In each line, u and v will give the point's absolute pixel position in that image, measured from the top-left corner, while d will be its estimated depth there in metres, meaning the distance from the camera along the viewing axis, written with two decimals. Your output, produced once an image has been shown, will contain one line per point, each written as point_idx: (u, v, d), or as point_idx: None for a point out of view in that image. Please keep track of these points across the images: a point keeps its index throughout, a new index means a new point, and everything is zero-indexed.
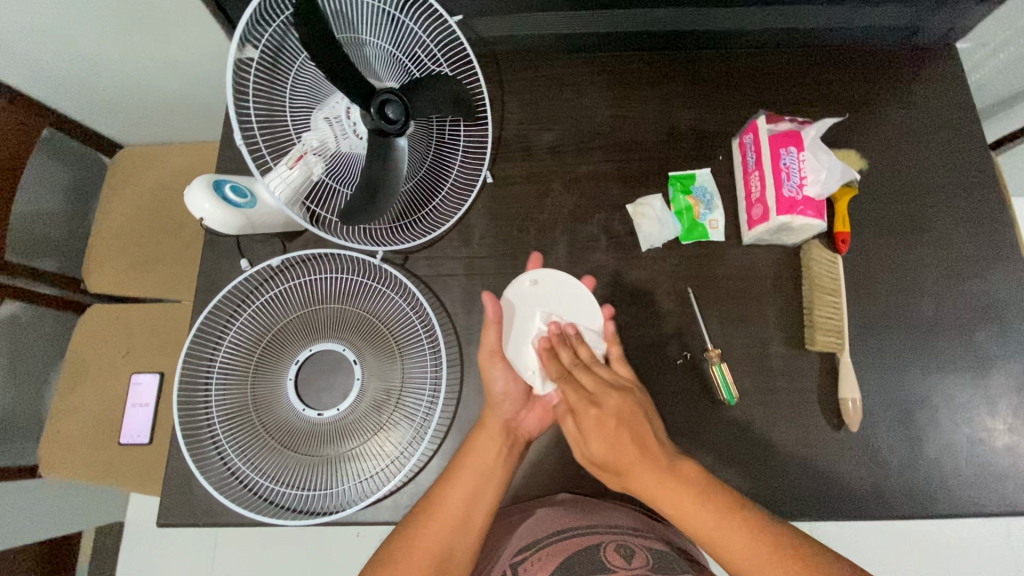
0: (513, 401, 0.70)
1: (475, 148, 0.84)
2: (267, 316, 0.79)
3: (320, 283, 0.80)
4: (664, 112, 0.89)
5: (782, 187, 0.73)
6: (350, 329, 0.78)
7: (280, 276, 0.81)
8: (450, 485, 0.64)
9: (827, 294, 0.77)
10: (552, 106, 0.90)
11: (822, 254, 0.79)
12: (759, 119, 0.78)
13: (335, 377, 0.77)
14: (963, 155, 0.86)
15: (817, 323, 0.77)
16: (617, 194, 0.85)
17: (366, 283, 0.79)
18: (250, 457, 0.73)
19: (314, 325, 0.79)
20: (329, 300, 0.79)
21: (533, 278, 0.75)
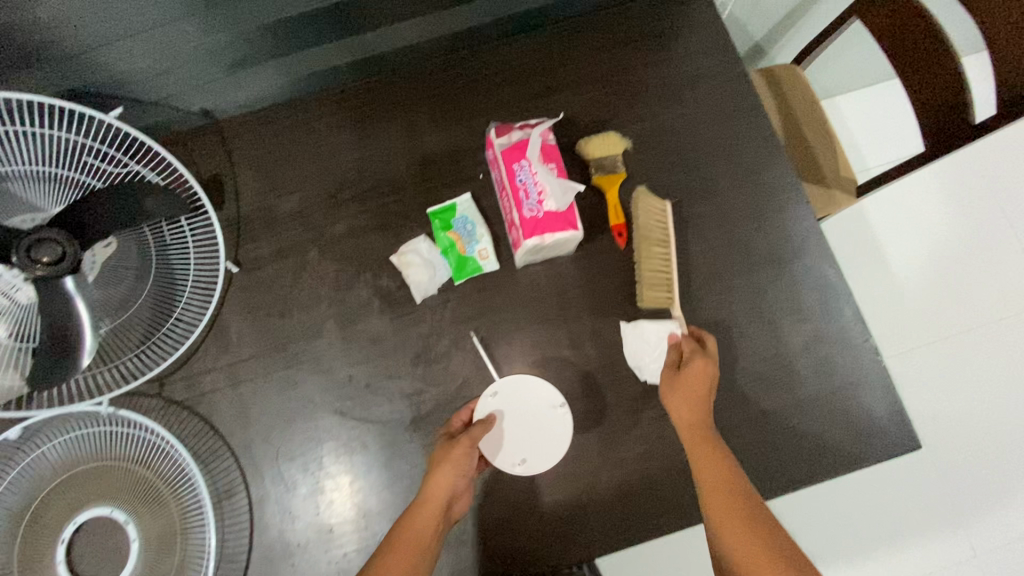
0: (462, 476, 0.63)
1: (205, 243, 0.74)
2: (15, 501, 0.68)
3: (67, 444, 0.70)
4: (412, 138, 0.80)
5: (523, 207, 0.66)
6: (113, 486, 0.69)
7: (21, 450, 0.70)
8: (391, 555, 0.58)
9: (658, 247, 0.74)
10: (290, 165, 0.80)
11: (651, 204, 0.75)
12: (490, 133, 0.70)
13: (108, 545, 0.68)
14: (727, 103, 0.80)
15: (645, 279, 0.73)
16: (379, 245, 0.77)
17: (116, 432, 0.70)
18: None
19: (74, 494, 0.69)
20: (80, 461, 0.70)
21: (493, 390, 0.70)
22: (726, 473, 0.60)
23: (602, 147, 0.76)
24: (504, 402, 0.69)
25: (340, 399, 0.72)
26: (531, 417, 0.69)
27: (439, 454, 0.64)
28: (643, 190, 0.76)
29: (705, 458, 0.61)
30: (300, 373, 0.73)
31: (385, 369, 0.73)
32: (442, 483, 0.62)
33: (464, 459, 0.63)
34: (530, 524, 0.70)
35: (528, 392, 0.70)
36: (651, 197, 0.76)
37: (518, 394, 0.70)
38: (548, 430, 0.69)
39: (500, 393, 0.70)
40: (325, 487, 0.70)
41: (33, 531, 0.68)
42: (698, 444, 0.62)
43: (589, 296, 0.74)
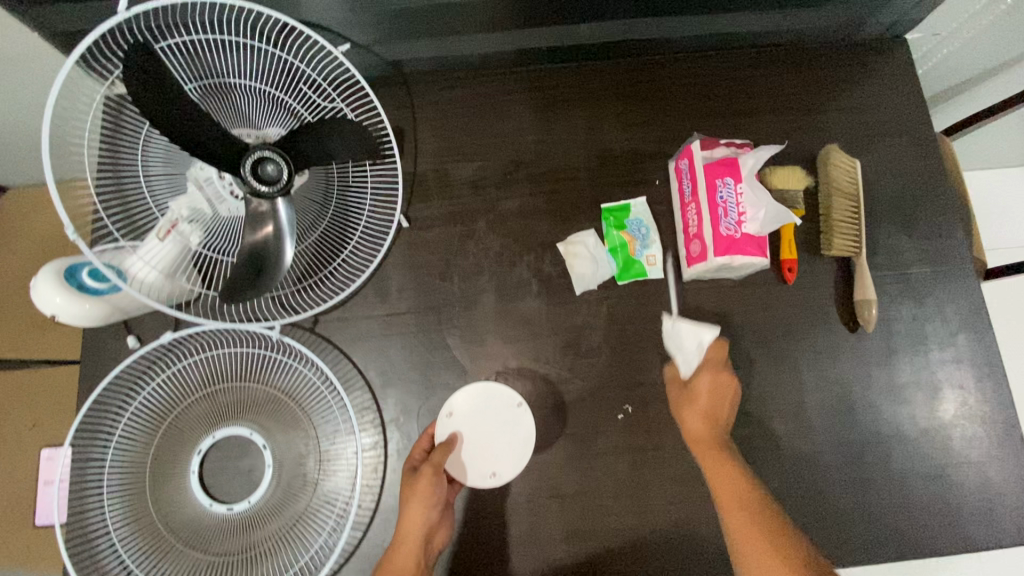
0: (436, 507, 0.61)
1: (385, 190, 0.74)
2: (163, 403, 0.70)
3: (218, 359, 0.71)
4: (595, 132, 0.81)
5: (719, 224, 0.66)
6: (256, 409, 0.71)
7: (171, 355, 0.72)
8: None
9: (846, 199, 0.75)
10: (473, 134, 0.80)
11: (843, 158, 0.76)
12: (694, 144, 0.70)
13: (242, 465, 0.70)
14: (913, 163, 0.80)
15: (835, 228, 0.74)
16: (547, 230, 0.77)
17: (269, 356, 0.71)
18: (153, 565, 0.65)
19: (218, 408, 0.71)
20: (228, 379, 0.71)
21: (447, 410, 0.67)
22: (742, 499, 0.58)
23: (789, 181, 0.76)
24: (462, 421, 0.67)
25: (487, 372, 0.73)
26: (495, 431, 0.67)
27: (405, 490, 0.62)
28: (833, 146, 0.77)
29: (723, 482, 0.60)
30: (451, 338, 0.74)
31: (535, 352, 0.74)
32: (416, 517, 0.60)
33: (428, 492, 0.61)
34: (652, 533, 0.70)
35: (486, 404, 0.67)
36: (841, 152, 0.77)
37: (477, 408, 0.67)
38: (512, 437, 0.66)
39: (457, 412, 0.67)
40: None
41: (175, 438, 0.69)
42: (723, 469, 0.61)
43: (747, 324, 0.75)
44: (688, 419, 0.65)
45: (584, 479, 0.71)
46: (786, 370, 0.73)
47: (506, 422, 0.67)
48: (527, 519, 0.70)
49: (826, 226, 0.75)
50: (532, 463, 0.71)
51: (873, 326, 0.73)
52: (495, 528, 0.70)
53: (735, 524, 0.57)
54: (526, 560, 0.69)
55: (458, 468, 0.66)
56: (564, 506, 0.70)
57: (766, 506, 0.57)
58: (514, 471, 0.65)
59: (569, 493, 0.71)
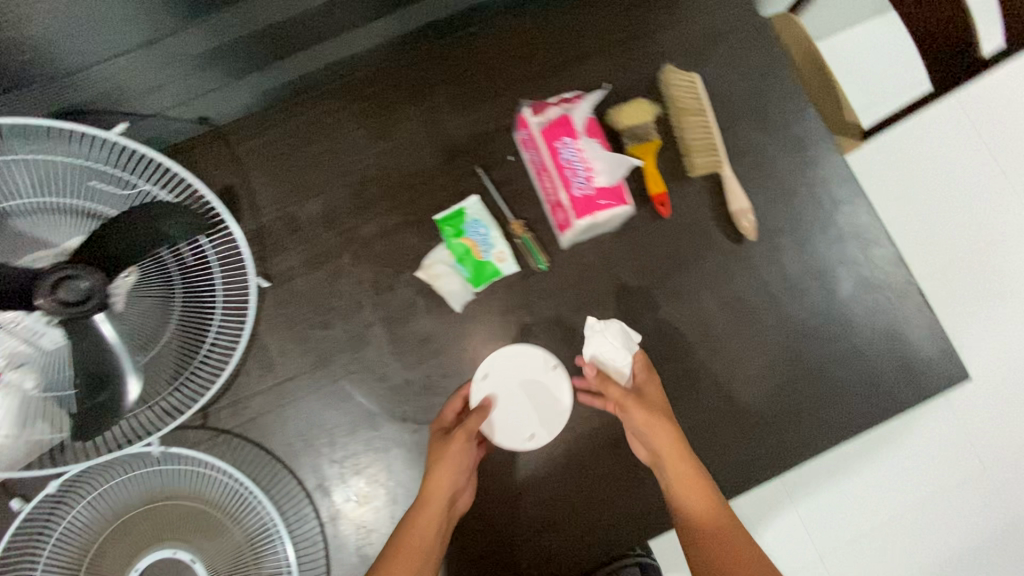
0: (462, 472, 0.62)
1: (231, 260, 0.70)
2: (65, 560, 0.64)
3: (114, 492, 0.66)
4: (433, 127, 0.76)
5: (572, 185, 0.64)
6: (173, 527, 0.66)
7: (62, 505, 0.65)
8: (399, 558, 0.56)
9: (697, 117, 0.73)
10: (308, 168, 0.75)
11: (681, 76, 0.74)
12: (525, 112, 0.67)
13: None
14: (753, 57, 0.78)
15: (692, 148, 0.73)
16: (414, 242, 0.73)
17: (167, 470, 0.67)
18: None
19: (133, 538, 0.66)
20: (133, 505, 0.66)
21: (484, 371, 0.69)
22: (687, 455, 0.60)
23: (636, 115, 0.74)
24: (495, 382, 0.69)
25: (398, 405, 0.70)
26: (540, 386, 0.70)
27: (440, 447, 0.63)
28: (669, 67, 0.75)
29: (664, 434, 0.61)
30: (353, 385, 0.70)
31: (439, 369, 0.71)
32: (441, 484, 0.61)
33: (468, 451, 0.63)
34: (605, 506, 0.69)
35: (517, 364, 0.70)
36: (678, 71, 0.75)
37: (509, 366, 0.70)
38: (535, 399, 0.70)
39: (492, 372, 0.69)
40: (392, 498, 0.68)
41: None
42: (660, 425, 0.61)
43: (636, 270, 0.74)
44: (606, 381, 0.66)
45: (527, 477, 0.69)
46: (688, 303, 0.73)
47: (533, 386, 0.70)
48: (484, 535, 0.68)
49: (684, 150, 0.74)
50: (471, 479, 0.69)
51: (755, 233, 0.73)
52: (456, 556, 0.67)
53: (672, 462, 0.60)
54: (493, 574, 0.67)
55: (494, 425, 0.68)
56: (515, 508, 0.69)
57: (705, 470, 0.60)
58: (550, 431, 0.69)
59: (515, 495, 0.69)
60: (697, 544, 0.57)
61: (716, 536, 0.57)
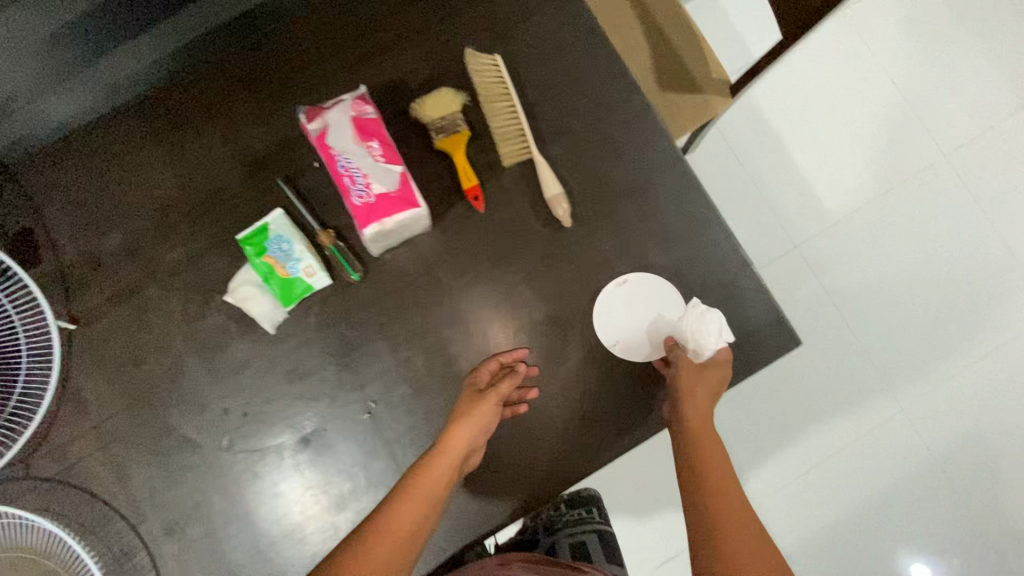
0: (483, 430, 0.65)
1: (29, 306, 0.66)
2: None
3: None
4: (230, 140, 0.72)
5: (351, 194, 0.61)
6: None
7: None
8: (410, 496, 0.60)
9: (503, 102, 0.71)
10: (105, 198, 0.72)
11: (483, 61, 0.72)
12: (303, 120, 0.64)
13: None
14: (564, 27, 0.73)
15: (499, 136, 0.71)
16: (222, 266, 0.70)
17: None
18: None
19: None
20: None
21: (624, 280, 0.70)
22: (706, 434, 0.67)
23: (440, 108, 0.70)
24: (626, 296, 0.70)
25: (218, 435, 0.68)
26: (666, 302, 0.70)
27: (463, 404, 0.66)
28: (471, 50, 0.72)
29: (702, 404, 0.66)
30: (174, 418, 0.69)
31: (259, 394, 0.69)
32: (465, 435, 0.63)
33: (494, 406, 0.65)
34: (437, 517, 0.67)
35: (652, 290, 0.70)
36: (481, 54, 0.72)
37: (628, 297, 0.70)
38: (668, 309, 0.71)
39: (629, 283, 0.70)
40: (220, 527, 0.67)
41: None
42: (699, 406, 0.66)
43: (455, 270, 0.71)
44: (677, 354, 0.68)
45: (354, 493, 0.68)
46: (511, 298, 0.71)
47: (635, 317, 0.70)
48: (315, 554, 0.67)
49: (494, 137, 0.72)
50: (299, 500, 0.68)
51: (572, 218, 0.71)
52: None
53: (715, 489, 0.64)
54: None
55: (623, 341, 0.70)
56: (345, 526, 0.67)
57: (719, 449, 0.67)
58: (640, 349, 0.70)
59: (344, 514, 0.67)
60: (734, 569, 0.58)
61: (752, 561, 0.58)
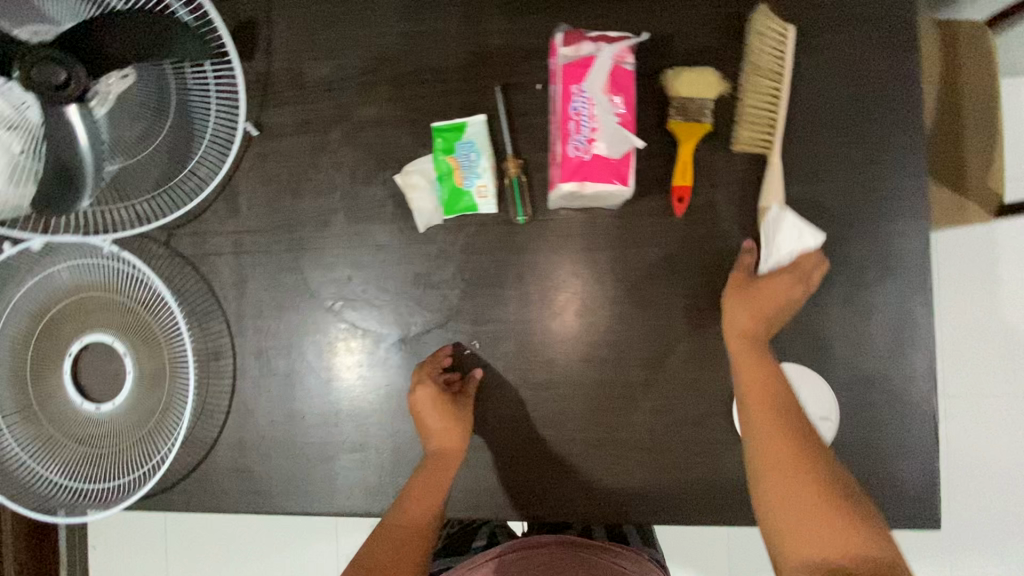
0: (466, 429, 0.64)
1: (228, 97, 0.69)
2: (31, 305, 0.73)
3: (83, 269, 0.72)
4: (469, 21, 0.67)
5: (568, 142, 0.55)
6: (118, 318, 0.73)
7: (42, 260, 0.73)
8: (415, 508, 0.60)
9: (768, 80, 0.60)
10: (332, 26, 0.70)
11: (774, 25, 0.59)
12: (556, 38, 0.56)
13: (110, 367, 0.74)
14: (875, 63, 0.61)
15: (745, 118, 0.61)
16: (405, 144, 0.68)
17: (122, 269, 0.72)
18: (31, 452, 0.71)
19: (86, 314, 0.73)
20: (94, 286, 0.73)
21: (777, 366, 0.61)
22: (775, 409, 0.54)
23: (695, 88, 0.61)
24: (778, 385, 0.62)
25: (333, 296, 0.70)
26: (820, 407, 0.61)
27: (417, 407, 0.63)
28: (764, 5, 0.60)
29: (749, 372, 0.56)
30: (302, 261, 0.70)
31: (384, 279, 0.69)
32: (451, 438, 0.63)
33: (453, 408, 0.63)
34: (483, 479, 0.66)
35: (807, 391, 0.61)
36: (774, 15, 0.60)
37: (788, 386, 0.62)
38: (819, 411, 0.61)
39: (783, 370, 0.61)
40: (303, 375, 0.70)
41: (48, 335, 0.73)
42: (757, 383, 0.56)
43: (620, 261, 0.65)
44: (733, 311, 0.59)
45: None
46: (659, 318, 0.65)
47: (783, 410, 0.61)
48: (367, 444, 0.69)
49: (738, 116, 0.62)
50: (373, 392, 0.69)
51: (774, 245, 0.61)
52: (334, 448, 0.69)
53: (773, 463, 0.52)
54: (357, 485, 0.68)
55: None
56: (402, 436, 0.68)
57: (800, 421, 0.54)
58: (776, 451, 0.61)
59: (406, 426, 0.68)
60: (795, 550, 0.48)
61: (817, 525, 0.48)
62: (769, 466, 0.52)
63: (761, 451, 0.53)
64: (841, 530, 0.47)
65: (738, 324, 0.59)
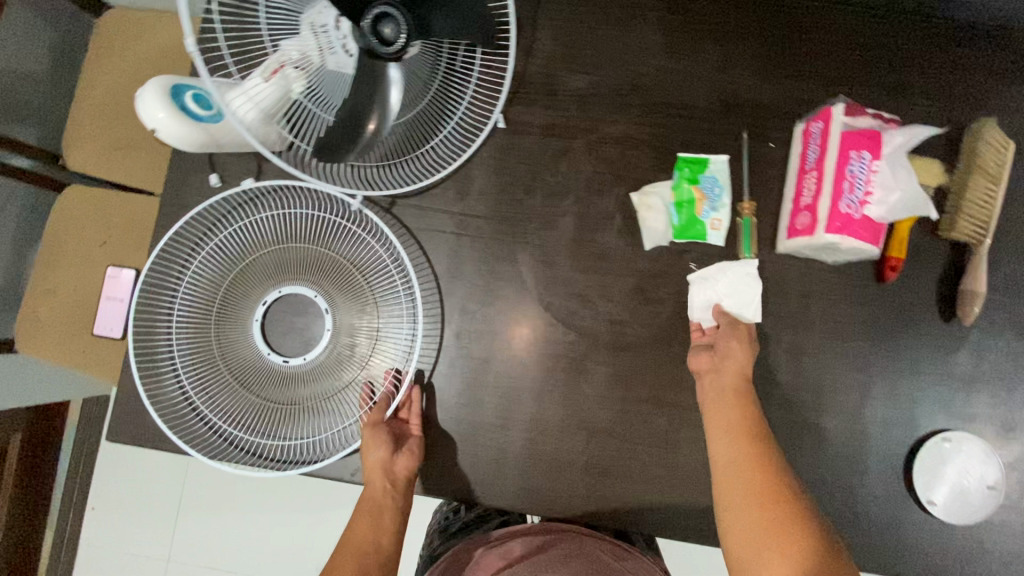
0: (387, 444, 0.65)
1: (490, 86, 0.72)
2: (235, 245, 0.71)
3: (296, 219, 0.71)
4: (723, 73, 0.73)
5: (841, 199, 0.61)
6: (323, 275, 0.71)
7: (255, 204, 0.72)
8: (354, 521, 0.64)
9: (987, 180, 0.67)
10: (592, 46, 0.74)
11: (999, 137, 0.68)
12: (837, 106, 0.63)
13: (299, 321, 0.72)
14: None
15: (963, 210, 0.67)
16: (645, 166, 0.72)
17: (342, 226, 0.71)
18: (210, 397, 0.69)
19: (286, 262, 0.71)
20: (302, 239, 0.71)
21: (945, 438, 0.67)
22: (753, 434, 0.60)
23: (926, 176, 0.68)
24: (949, 455, 0.67)
25: (546, 293, 0.72)
26: (984, 481, 0.66)
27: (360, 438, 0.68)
28: (992, 120, 0.68)
29: (737, 423, 0.61)
30: (521, 254, 0.72)
31: (599, 287, 0.71)
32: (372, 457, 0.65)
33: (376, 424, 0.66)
34: (668, 493, 0.69)
35: (978, 464, 0.67)
36: (998, 128, 0.68)
37: (958, 458, 0.67)
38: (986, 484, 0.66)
39: (953, 441, 0.67)
40: (504, 364, 0.71)
41: (242, 278, 0.71)
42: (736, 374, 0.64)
43: (828, 313, 0.70)
44: (730, 369, 0.64)
45: (618, 422, 0.69)
46: (855, 372, 0.70)
47: (954, 480, 0.67)
48: (556, 444, 0.69)
49: (952, 208, 0.69)
50: (571, 394, 0.70)
51: (972, 322, 0.68)
52: (521, 441, 0.70)
53: (733, 435, 0.60)
54: (539, 482, 0.69)
55: (931, 492, 0.67)
56: (592, 441, 0.69)
57: (772, 444, 0.60)
58: (947, 513, 0.66)
59: (598, 433, 0.69)
60: (736, 521, 0.55)
61: (756, 505, 0.55)
62: (733, 441, 0.60)
63: (725, 427, 0.61)
64: (782, 509, 0.53)
65: (739, 358, 0.64)
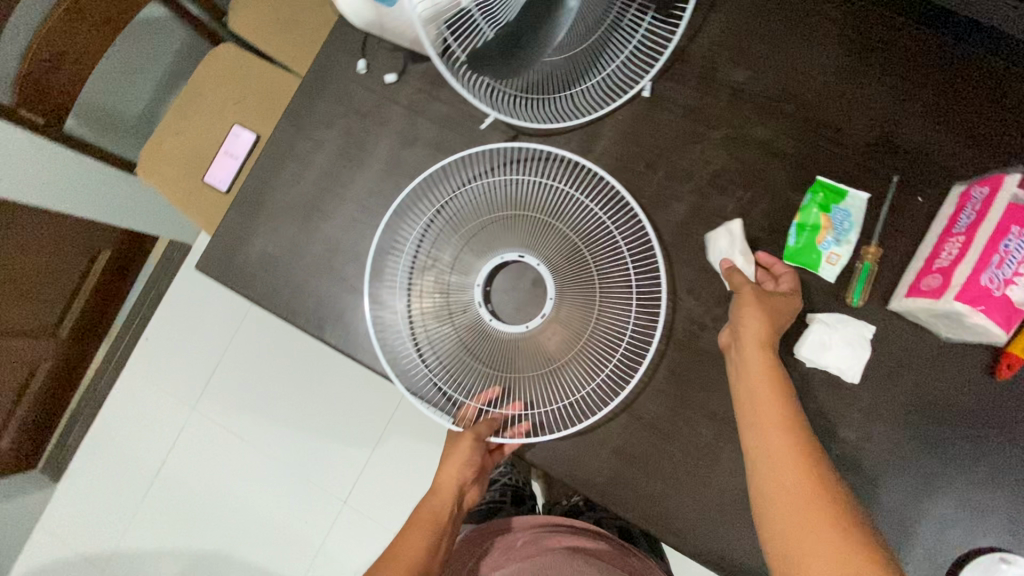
0: (469, 466, 0.68)
1: (648, 52, 0.70)
2: (490, 200, 0.71)
3: (555, 196, 0.70)
4: (890, 109, 0.69)
5: (985, 271, 0.56)
6: (564, 258, 0.69)
7: (522, 168, 0.72)
8: (410, 528, 0.69)
9: None
10: (761, 43, 0.71)
11: None
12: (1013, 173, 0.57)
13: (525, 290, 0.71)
14: None
15: None
16: (777, 178, 0.69)
17: (598, 219, 0.69)
18: (427, 333, 0.71)
19: (532, 231, 0.70)
20: (556, 219, 0.70)
21: (1005, 559, 0.62)
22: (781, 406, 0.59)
23: None
24: None
25: None
26: None
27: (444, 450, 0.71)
28: None
29: (766, 392, 0.59)
30: None
31: (689, 282, 0.69)
32: (449, 474, 0.69)
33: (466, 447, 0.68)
34: (689, 504, 0.67)
35: None
36: None
37: None
38: None
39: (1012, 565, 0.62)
40: None
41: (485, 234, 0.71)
42: (766, 317, 0.62)
43: (919, 388, 0.65)
44: (749, 319, 0.62)
45: (663, 418, 0.68)
46: (928, 457, 0.65)
47: None
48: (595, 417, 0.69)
49: None
50: None
51: None
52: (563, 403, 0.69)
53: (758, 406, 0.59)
54: (567, 447, 0.68)
55: None
56: (631, 428, 0.68)
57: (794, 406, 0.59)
58: None
59: (640, 422, 0.68)
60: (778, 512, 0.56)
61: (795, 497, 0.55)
62: (759, 416, 0.59)
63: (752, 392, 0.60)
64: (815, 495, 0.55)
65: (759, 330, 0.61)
